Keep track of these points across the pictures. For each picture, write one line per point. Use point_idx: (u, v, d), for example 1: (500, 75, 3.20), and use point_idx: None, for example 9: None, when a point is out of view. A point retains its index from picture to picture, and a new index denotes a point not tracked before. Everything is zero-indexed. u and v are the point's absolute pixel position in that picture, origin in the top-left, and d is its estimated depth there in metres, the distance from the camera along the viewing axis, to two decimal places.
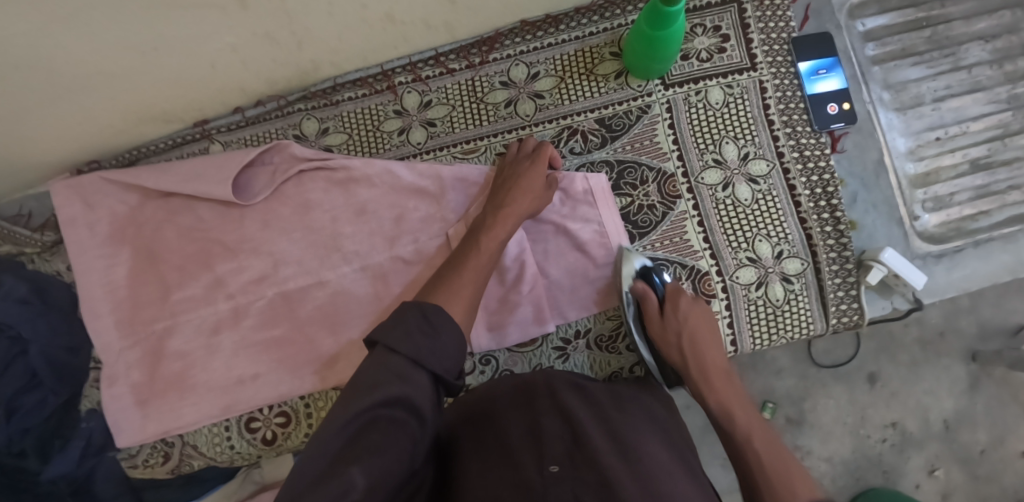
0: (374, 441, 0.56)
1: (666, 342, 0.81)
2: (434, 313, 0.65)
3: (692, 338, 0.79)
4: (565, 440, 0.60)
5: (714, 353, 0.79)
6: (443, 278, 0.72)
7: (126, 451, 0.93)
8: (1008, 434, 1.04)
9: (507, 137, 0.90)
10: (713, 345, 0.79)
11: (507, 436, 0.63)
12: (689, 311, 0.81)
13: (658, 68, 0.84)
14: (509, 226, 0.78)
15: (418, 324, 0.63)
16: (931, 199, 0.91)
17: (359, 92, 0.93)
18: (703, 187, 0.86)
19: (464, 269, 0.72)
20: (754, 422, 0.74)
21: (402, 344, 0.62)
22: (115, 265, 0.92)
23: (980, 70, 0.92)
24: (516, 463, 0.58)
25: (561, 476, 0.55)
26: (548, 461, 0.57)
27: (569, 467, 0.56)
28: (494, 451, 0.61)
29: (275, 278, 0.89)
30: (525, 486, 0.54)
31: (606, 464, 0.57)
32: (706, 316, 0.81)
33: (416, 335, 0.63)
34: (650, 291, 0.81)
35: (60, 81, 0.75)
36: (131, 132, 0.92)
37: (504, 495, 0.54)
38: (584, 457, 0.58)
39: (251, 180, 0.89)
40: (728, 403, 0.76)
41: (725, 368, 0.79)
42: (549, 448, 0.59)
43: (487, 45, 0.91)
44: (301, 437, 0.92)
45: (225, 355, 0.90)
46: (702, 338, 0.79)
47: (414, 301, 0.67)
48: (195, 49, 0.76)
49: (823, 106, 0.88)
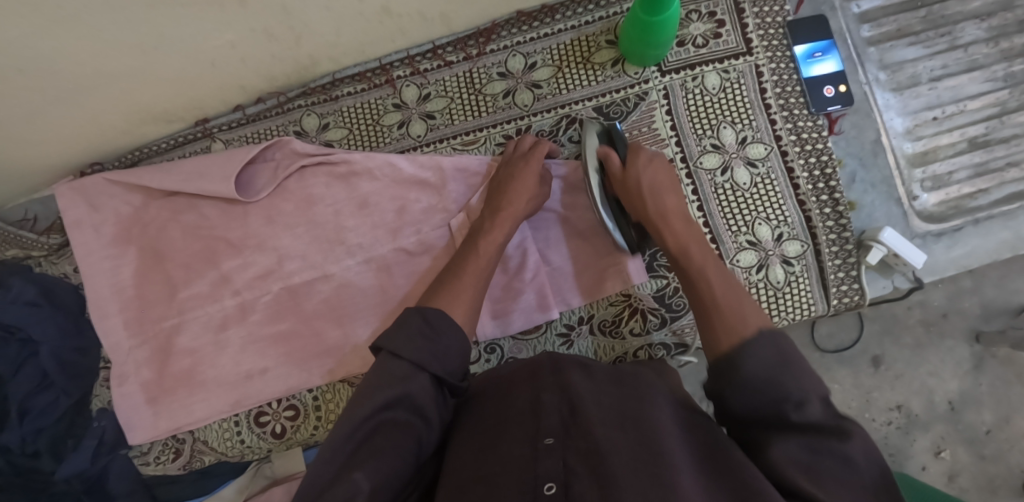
0: (379, 444, 0.59)
1: (626, 192, 0.80)
2: (436, 317, 0.67)
3: (654, 189, 0.79)
4: (562, 412, 0.61)
5: (677, 202, 0.78)
6: (444, 281, 0.74)
7: (138, 448, 0.94)
8: (1014, 413, 1.04)
9: (506, 127, 0.91)
10: (673, 196, 0.79)
11: (507, 411, 0.64)
12: (648, 163, 0.80)
13: (653, 54, 0.85)
14: (507, 229, 0.79)
15: (421, 329, 0.66)
16: (929, 178, 0.91)
17: (358, 87, 0.94)
18: (702, 171, 0.86)
19: (465, 271, 0.74)
20: (709, 256, 0.72)
21: (405, 348, 0.64)
22: (122, 266, 0.93)
23: (977, 48, 0.93)
24: (514, 438, 0.59)
25: (554, 448, 0.56)
26: (543, 435, 0.58)
27: (563, 438, 0.58)
28: (490, 429, 0.62)
29: (281, 273, 0.90)
30: (517, 462, 0.56)
31: (599, 433, 0.57)
32: (666, 171, 0.81)
33: (416, 339, 0.65)
34: (612, 151, 0.82)
35: (62, 82, 0.76)
36: (133, 133, 0.93)
37: (497, 469, 0.56)
38: (579, 428, 0.58)
39: (253, 177, 0.90)
40: (685, 242, 0.74)
41: (684, 214, 0.77)
42: (545, 422, 0.60)
43: (484, 37, 0.92)
44: (310, 430, 0.93)
45: (234, 351, 0.91)
46: (665, 195, 0.78)
47: (415, 306, 0.69)
48: (195, 47, 0.77)
49: (820, 88, 0.88)
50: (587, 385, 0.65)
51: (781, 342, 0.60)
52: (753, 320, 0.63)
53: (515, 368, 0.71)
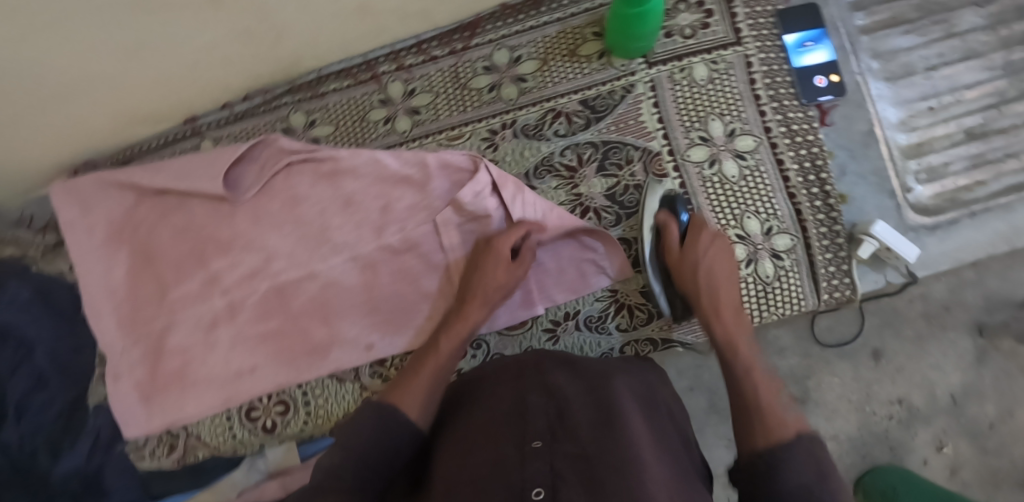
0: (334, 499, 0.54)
1: (681, 272, 0.78)
2: (385, 411, 0.64)
3: (710, 269, 0.77)
4: (549, 415, 0.59)
5: (730, 289, 0.76)
6: (399, 380, 0.70)
7: (134, 443, 0.96)
8: (1017, 406, 1.03)
9: (491, 122, 0.90)
10: (730, 281, 0.77)
11: (492, 415, 0.61)
12: (711, 245, 0.79)
13: (639, 46, 0.83)
14: (474, 323, 0.78)
15: (372, 423, 0.62)
16: (924, 169, 0.89)
17: (343, 83, 0.94)
18: (689, 164, 0.85)
19: (423, 370, 0.71)
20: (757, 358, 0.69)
21: (352, 442, 0.60)
22: (113, 268, 0.93)
23: (974, 36, 0.90)
24: (500, 440, 0.56)
25: (541, 451, 0.53)
26: (530, 438, 0.56)
27: (551, 441, 0.55)
28: (477, 435, 0.59)
29: (268, 272, 0.90)
30: (505, 464, 0.53)
31: (587, 438, 0.55)
32: (726, 252, 0.79)
33: (366, 431, 0.61)
34: (672, 221, 0.81)
35: (44, 86, 0.76)
36: (123, 133, 0.94)
37: (484, 475, 0.53)
38: (567, 431, 0.56)
39: (241, 174, 0.89)
40: (735, 338, 0.72)
41: (737, 305, 0.75)
42: (532, 423, 0.58)
43: (469, 31, 0.91)
44: (300, 425, 0.94)
45: (223, 349, 0.91)
46: (721, 276, 0.76)
47: (369, 403, 0.65)
48: (177, 48, 0.76)
49: (810, 79, 0.86)
50: (572, 388, 0.63)
51: (819, 450, 0.58)
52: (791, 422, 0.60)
53: (500, 372, 0.69)
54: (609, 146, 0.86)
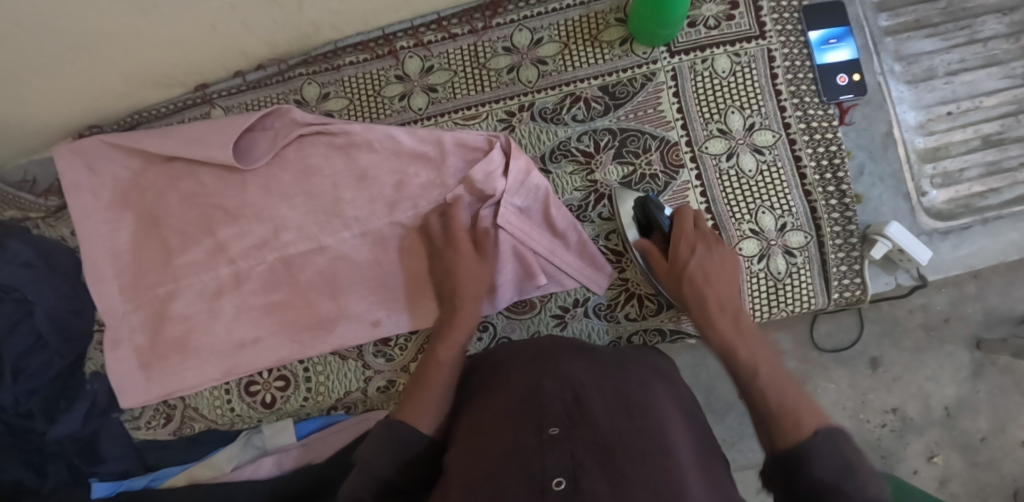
0: None
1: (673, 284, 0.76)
2: (398, 425, 0.62)
3: (700, 272, 0.75)
4: (566, 400, 0.58)
5: (723, 287, 0.74)
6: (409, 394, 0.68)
7: (128, 413, 0.94)
8: (1010, 422, 1.03)
9: (509, 103, 0.89)
10: (722, 280, 0.74)
11: (507, 400, 0.60)
12: (694, 248, 0.76)
13: (664, 34, 0.82)
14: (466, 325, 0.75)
15: (388, 442, 0.61)
16: (939, 174, 0.89)
17: (360, 56, 0.92)
18: (707, 156, 0.85)
19: (430, 384, 0.68)
20: (760, 358, 0.66)
21: (372, 463, 0.59)
22: (118, 231, 0.91)
23: (996, 43, 0.90)
24: (516, 426, 0.55)
25: (560, 439, 0.52)
26: (547, 424, 0.54)
27: (568, 428, 0.54)
28: (492, 420, 0.58)
29: (276, 243, 0.89)
30: (522, 452, 0.52)
31: (604, 424, 0.54)
32: (715, 252, 0.76)
33: (383, 448, 0.60)
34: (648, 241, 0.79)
35: (59, 39, 0.74)
36: (133, 96, 0.92)
37: (500, 463, 0.52)
38: (584, 417, 0.55)
39: (251, 145, 0.87)
40: (733, 343, 0.69)
41: (736, 308, 0.72)
42: (549, 409, 0.57)
43: (490, 10, 0.90)
44: (299, 401, 0.93)
45: (227, 319, 0.90)
46: (713, 279, 0.74)
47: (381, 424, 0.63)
48: (197, 8, 0.75)
49: (833, 76, 0.86)
50: (587, 374, 0.62)
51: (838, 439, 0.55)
52: (809, 422, 0.58)
53: (517, 355, 0.68)
54: (626, 133, 0.86)
